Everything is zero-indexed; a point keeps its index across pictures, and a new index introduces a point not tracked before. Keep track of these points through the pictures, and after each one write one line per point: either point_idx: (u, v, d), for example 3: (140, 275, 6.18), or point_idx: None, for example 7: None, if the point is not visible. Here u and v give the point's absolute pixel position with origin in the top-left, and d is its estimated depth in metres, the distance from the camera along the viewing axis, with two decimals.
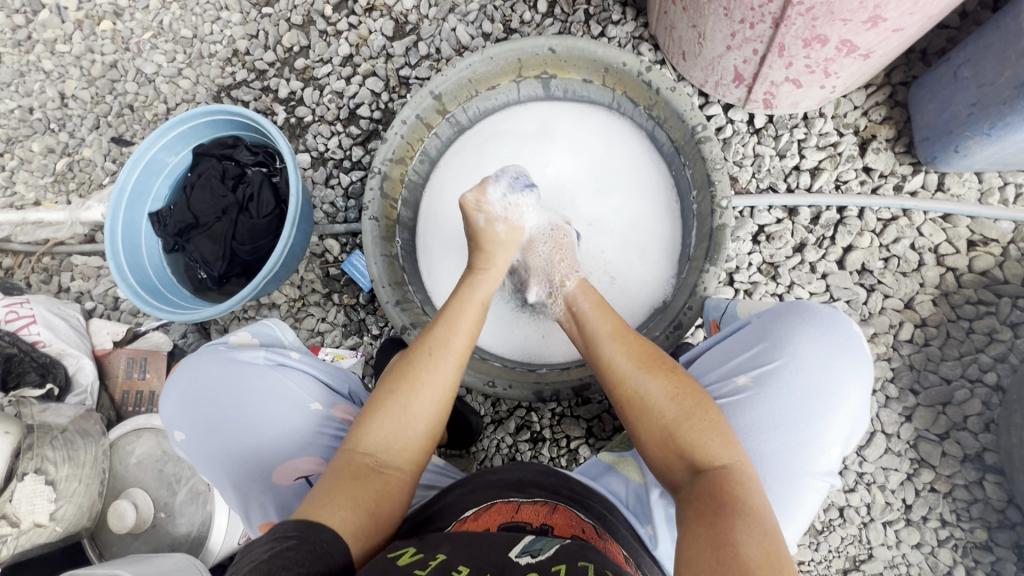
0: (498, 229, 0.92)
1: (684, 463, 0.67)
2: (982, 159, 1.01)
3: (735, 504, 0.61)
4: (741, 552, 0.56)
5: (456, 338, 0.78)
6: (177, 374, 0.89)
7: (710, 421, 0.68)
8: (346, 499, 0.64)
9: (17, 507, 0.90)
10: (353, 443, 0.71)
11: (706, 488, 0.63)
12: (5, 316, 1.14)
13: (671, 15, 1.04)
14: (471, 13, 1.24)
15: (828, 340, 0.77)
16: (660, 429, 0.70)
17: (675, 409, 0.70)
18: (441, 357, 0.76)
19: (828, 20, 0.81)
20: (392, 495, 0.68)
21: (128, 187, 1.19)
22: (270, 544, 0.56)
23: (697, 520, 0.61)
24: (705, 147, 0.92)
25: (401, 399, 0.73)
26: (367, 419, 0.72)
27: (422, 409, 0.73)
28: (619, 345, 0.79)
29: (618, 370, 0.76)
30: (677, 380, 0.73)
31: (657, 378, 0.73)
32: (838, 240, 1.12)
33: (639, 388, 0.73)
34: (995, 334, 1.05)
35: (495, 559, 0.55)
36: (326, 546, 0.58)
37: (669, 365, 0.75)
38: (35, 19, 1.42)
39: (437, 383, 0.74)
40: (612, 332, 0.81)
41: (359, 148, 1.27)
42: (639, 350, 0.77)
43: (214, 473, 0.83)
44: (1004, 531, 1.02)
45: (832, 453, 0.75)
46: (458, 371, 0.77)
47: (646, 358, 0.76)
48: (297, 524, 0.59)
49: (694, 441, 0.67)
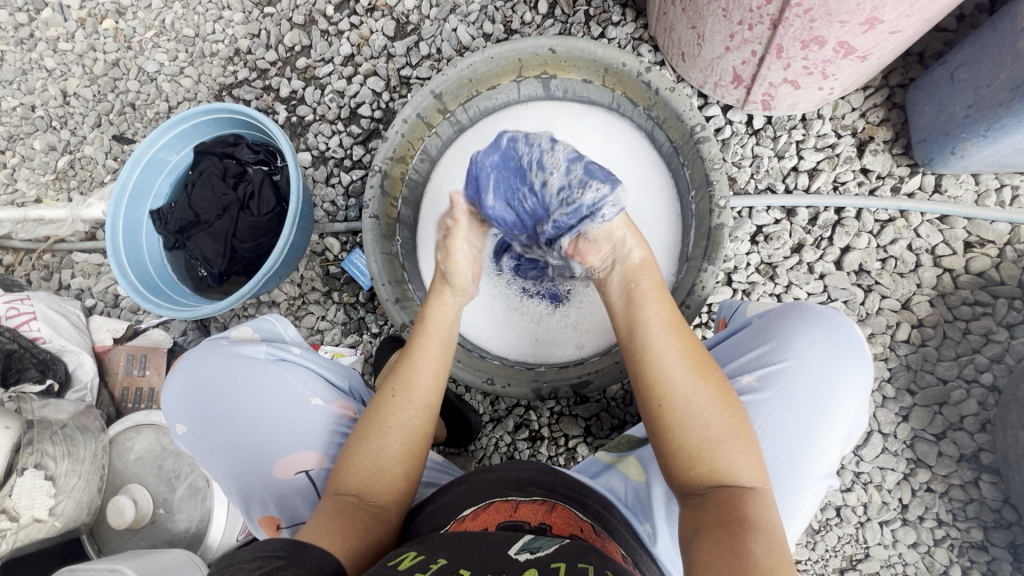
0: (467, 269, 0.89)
1: (710, 476, 0.66)
2: (978, 161, 1.02)
3: (754, 520, 0.61)
4: (757, 562, 0.56)
5: (421, 375, 0.77)
6: (178, 367, 0.90)
7: (750, 446, 0.67)
8: (333, 532, 0.64)
9: (17, 501, 0.91)
10: (336, 487, 0.71)
11: (725, 502, 0.63)
12: (6, 312, 1.14)
13: (670, 16, 1.05)
14: (472, 13, 1.25)
15: (832, 343, 0.78)
16: (700, 434, 0.67)
17: (721, 425, 0.67)
18: (404, 398, 0.75)
19: (825, 22, 0.81)
20: (377, 522, 0.68)
21: (129, 185, 1.19)
22: (257, 563, 0.54)
23: (716, 526, 0.61)
24: (703, 147, 0.93)
25: (372, 443, 0.73)
26: (345, 464, 0.72)
27: (394, 446, 0.73)
28: (672, 339, 0.73)
29: (663, 363, 0.71)
30: (725, 393, 0.69)
31: (705, 381, 0.70)
32: (836, 241, 1.12)
33: (687, 390, 0.69)
34: (991, 335, 1.06)
35: (496, 559, 0.55)
36: (316, 560, 0.58)
37: (718, 374, 0.71)
38: (38, 17, 1.42)
39: (404, 424, 0.74)
40: (665, 323, 0.75)
41: (360, 147, 1.28)
42: (692, 349, 0.73)
43: (215, 467, 0.84)
44: (1000, 531, 1.02)
45: (831, 454, 0.75)
46: (428, 411, 0.76)
47: (697, 360, 0.71)
48: (285, 544, 0.57)
49: (728, 463, 0.65)
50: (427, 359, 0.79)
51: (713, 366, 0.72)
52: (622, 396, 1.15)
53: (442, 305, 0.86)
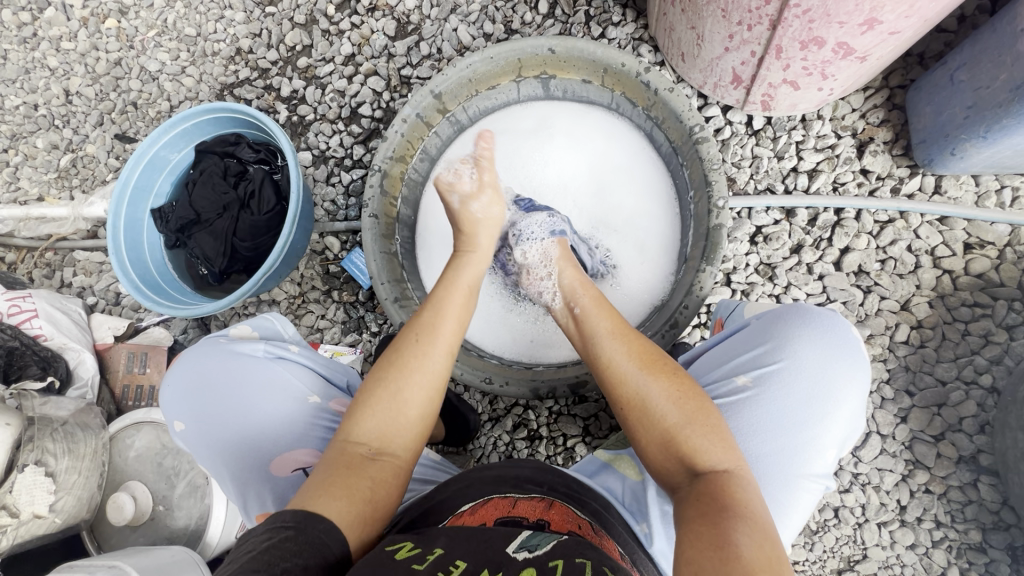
0: (473, 209, 0.94)
1: (683, 462, 0.67)
2: (978, 162, 1.02)
3: (737, 508, 0.61)
4: (737, 553, 0.56)
5: (443, 324, 0.79)
6: (177, 365, 0.90)
7: (710, 427, 0.68)
8: (344, 491, 0.64)
9: (17, 497, 0.91)
10: (345, 436, 0.71)
11: (703, 491, 0.63)
12: (8, 310, 1.14)
13: (670, 16, 1.05)
14: (473, 13, 1.25)
15: (829, 345, 0.78)
16: (660, 428, 0.70)
17: (678, 412, 0.70)
18: (427, 344, 0.77)
19: (824, 22, 0.81)
20: (388, 480, 0.69)
21: (131, 183, 1.20)
22: (267, 534, 0.56)
23: (697, 519, 0.61)
24: (703, 147, 0.93)
25: (389, 387, 0.73)
26: (359, 411, 0.72)
27: (412, 398, 0.73)
28: (620, 344, 0.78)
29: (617, 370, 0.75)
30: (682, 383, 0.72)
31: (656, 378, 0.73)
32: (835, 242, 1.12)
33: (640, 389, 0.72)
34: (991, 336, 1.06)
35: (494, 554, 0.55)
36: (324, 537, 0.58)
37: (670, 368, 0.74)
38: (41, 17, 1.43)
39: (424, 370, 0.75)
40: (613, 330, 0.80)
41: (361, 146, 1.28)
42: (639, 350, 0.77)
43: (213, 465, 0.84)
44: (999, 532, 1.02)
45: (827, 455, 0.76)
46: (448, 356, 0.78)
47: (648, 359, 0.75)
48: (295, 515, 0.59)
49: (696, 446, 0.67)
50: (454, 302, 0.82)
51: (663, 361, 0.75)
52: None
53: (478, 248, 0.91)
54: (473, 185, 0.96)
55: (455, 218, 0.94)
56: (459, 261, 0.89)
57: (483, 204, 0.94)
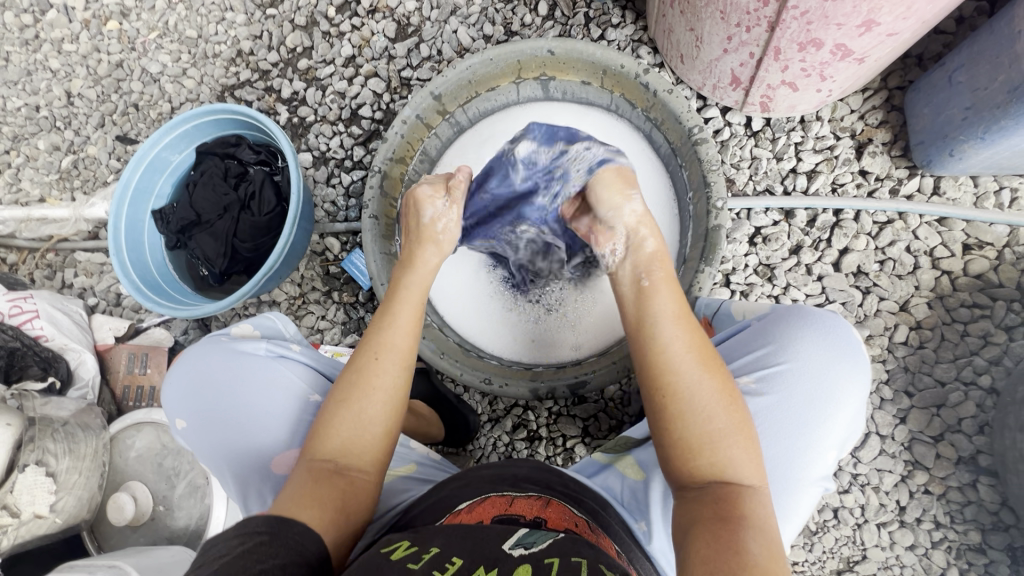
0: (438, 227, 0.87)
1: (707, 471, 0.66)
2: (976, 164, 1.02)
3: (750, 521, 0.61)
4: (755, 561, 0.57)
5: (397, 334, 0.77)
6: (179, 362, 0.90)
7: (750, 441, 0.67)
8: (314, 501, 0.65)
9: (18, 497, 0.92)
10: (313, 451, 0.70)
11: (723, 497, 0.64)
12: (9, 310, 1.15)
13: (669, 18, 1.05)
14: (473, 15, 1.25)
15: (832, 347, 0.78)
16: (702, 428, 0.67)
17: (723, 420, 0.67)
18: (385, 358, 0.75)
19: (822, 24, 0.82)
20: (357, 496, 0.68)
21: (132, 184, 1.20)
22: (240, 539, 0.57)
23: (713, 521, 0.61)
24: (702, 148, 0.93)
25: (352, 406, 0.71)
26: (323, 429, 0.71)
27: (375, 408, 0.72)
28: (681, 332, 0.72)
29: (671, 359, 0.70)
30: (729, 389, 0.69)
31: (711, 378, 0.69)
32: (834, 243, 1.13)
33: (693, 386, 0.68)
34: (990, 337, 1.06)
35: (490, 550, 0.56)
36: (299, 538, 0.60)
37: (724, 371, 0.70)
38: (43, 19, 1.44)
39: (385, 385, 0.73)
40: (676, 316, 0.74)
41: (361, 147, 1.29)
42: (697, 342, 0.72)
43: (214, 463, 0.85)
44: (998, 533, 1.02)
45: (827, 457, 0.76)
46: (407, 368, 0.76)
47: (705, 356, 0.71)
48: (268, 520, 0.60)
49: (727, 457, 0.65)
50: (404, 317, 0.79)
51: (718, 361, 0.71)
52: (620, 396, 1.15)
53: (425, 265, 0.85)
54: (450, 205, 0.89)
55: (419, 227, 0.88)
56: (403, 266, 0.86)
57: (445, 224, 0.87)
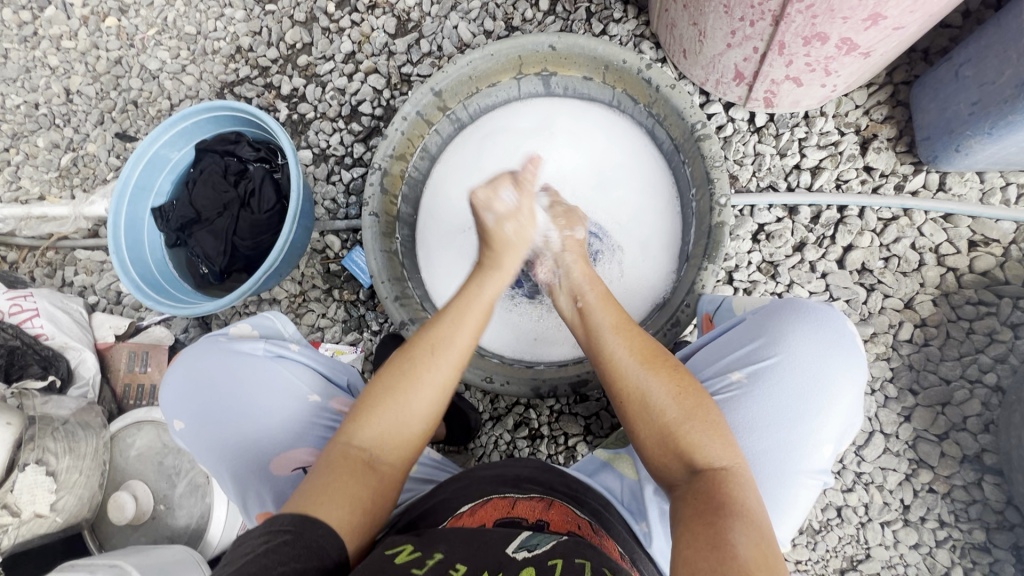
0: (508, 231, 0.86)
1: (681, 461, 0.67)
2: (983, 159, 1.01)
3: (734, 506, 0.61)
4: (734, 551, 0.56)
5: (459, 334, 0.76)
6: (178, 364, 0.90)
7: (710, 424, 0.68)
8: (345, 499, 0.64)
9: (18, 497, 0.92)
10: (347, 437, 0.69)
11: (702, 489, 0.63)
12: (9, 309, 1.15)
13: (672, 13, 1.04)
14: (473, 10, 1.24)
15: (823, 340, 0.78)
16: (659, 424, 0.69)
17: (677, 408, 0.69)
18: (441, 356, 0.74)
19: (827, 18, 0.80)
20: (385, 493, 0.68)
21: (131, 182, 1.19)
22: (264, 538, 0.56)
23: (695, 518, 0.61)
24: (705, 145, 0.92)
25: (398, 399, 0.71)
26: (363, 416, 0.70)
27: (420, 406, 0.71)
28: (621, 339, 0.76)
29: (616, 365, 0.74)
30: (682, 379, 0.72)
31: (655, 375, 0.72)
32: (838, 239, 1.11)
33: (641, 386, 0.71)
34: (996, 335, 1.05)
35: (493, 555, 0.55)
36: (322, 540, 0.58)
37: (672, 364, 0.73)
38: (42, 15, 1.43)
39: (434, 382, 0.72)
40: (615, 325, 0.79)
41: (361, 144, 1.28)
42: (638, 345, 0.75)
43: (213, 464, 0.84)
44: (1003, 532, 1.02)
45: (823, 450, 0.75)
46: (459, 369, 0.75)
47: (648, 353, 0.74)
48: (293, 518, 0.59)
49: (695, 442, 0.67)
50: (471, 318, 0.78)
51: (666, 358, 0.74)
52: None
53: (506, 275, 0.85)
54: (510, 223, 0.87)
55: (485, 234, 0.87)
56: (480, 273, 0.84)
57: (518, 225, 0.86)
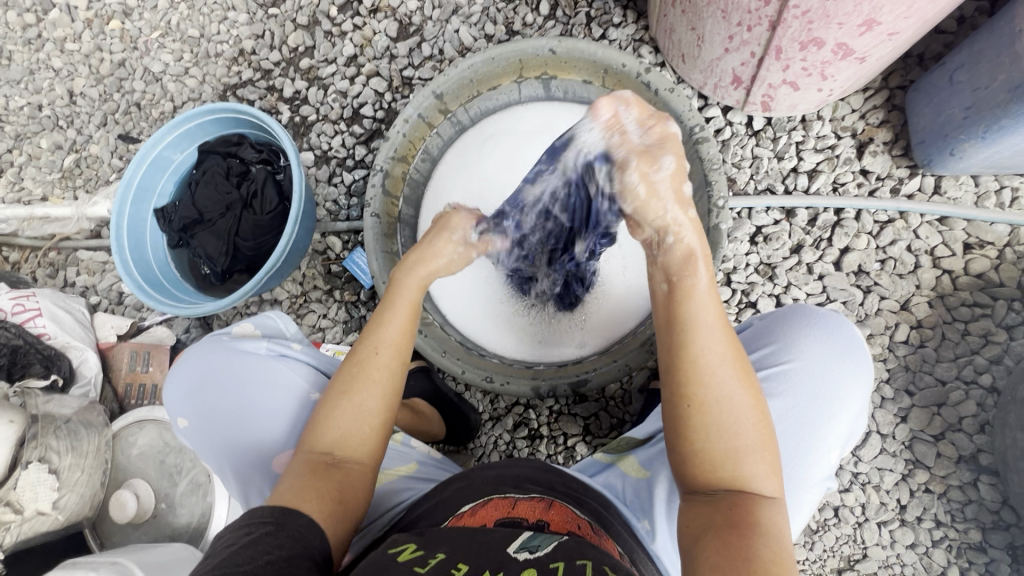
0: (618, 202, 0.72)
1: (722, 482, 0.65)
2: (977, 163, 1.02)
3: (761, 527, 0.61)
4: (763, 566, 0.57)
5: (393, 327, 0.76)
6: (181, 363, 0.91)
7: (772, 457, 0.67)
8: (312, 493, 0.65)
9: (20, 494, 0.93)
10: (312, 443, 0.70)
11: (730, 503, 0.63)
12: (12, 308, 1.15)
13: (670, 18, 1.05)
14: (474, 15, 1.26)
15: (835, 346, 0.79)
16: (727, 441, 0.65)
17: (747, 434, 0.66)
18: (381, 353, 0.74)
19: (823, 23, 0.82)
20: (355, 485, 0.69)
21: (135, 183, 1.21)
22: (247, 530, 0.59)
23: (724, 527, 0.61)
24: (703, 148, 0.94)
25: (352, 398, 0.71)
26: (322, 420, 0.71)
27: (371, 404, 0.72)
28: (720, 331, 0.68)
29: (702, 364, 0.67)
30: (757, 401, 0.67)
31: (741, 390, 0.67)
32: (835, 241, 1.13)
33: (725, 400, 0.66)
34: (990, 336, 1.06)
35: (495, 554, 0.56)
36: (304, 530, 0.61)
37: (754, 380, 0.68)
38: (46, 18, 1.44)
39: (381, 379, 0.73)
40: (712, 318, 0.69)
41: (363, 146, 1.29)
42: (731, 346, 0.68)
43: (217, 462, 0.85)
44: (998, 532, 1.02)
45: (830, 456, 0.77)
46: (401, 363, 0.75)
47: (738, 362, 0.68)
48: (273, 511, 0.62)
49: (747, 473, 0.65)
50: (403, 313, 0.77)
51: (749, 368, 0.69)
52: (621, 395, 1.15)
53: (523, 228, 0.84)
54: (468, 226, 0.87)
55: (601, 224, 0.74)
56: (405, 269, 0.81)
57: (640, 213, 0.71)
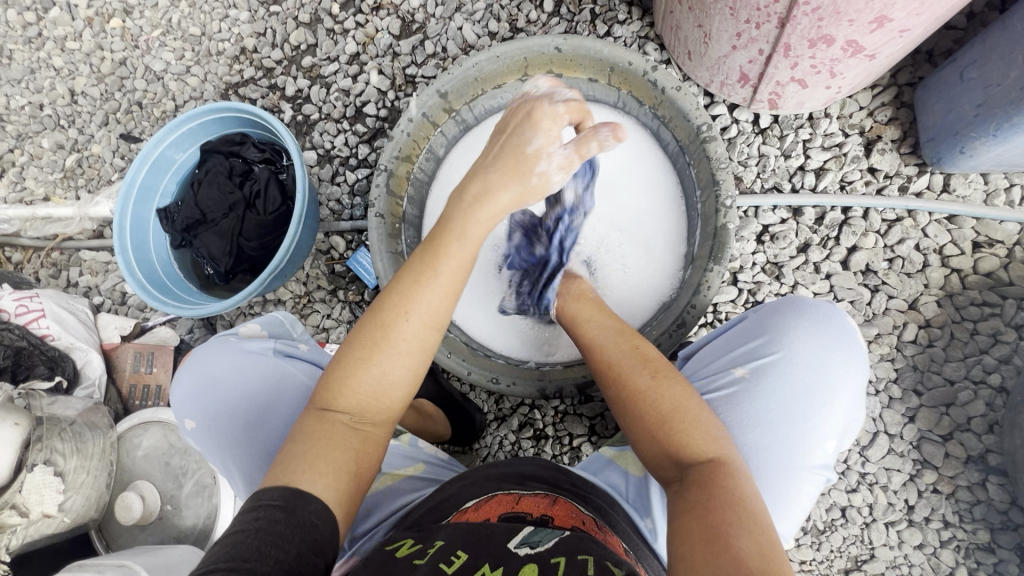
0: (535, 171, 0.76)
1: (671, 458, 0.68)
2: (987, 161, 1.01)
3: (723, 496, 0.61)
4: (735, 546, 0.56)
5: (436, 286, 0.69)
6: (187, 363, 0.90)
7: (702, 420, 0.69)
8: (317, 466, 0.62)
9: (27, 497, 0.92)
10: (324, 405, 0.66)
11: (696, 481, 0.64)
12: (15, 309, 1.15)
13: (677, 14, 1.04)
14: (477, 12, 1.24)
15: (825, 337, 0.78)
16: (651, 418, 0.70)
17: (667, 404, 0.70)
18: (414, 316, 0.67)
19: (833, 20, 0.81)
20: (368, 458, 0.65)
21: (137, 183, 1.20)
22: (255, 514, 0.56)
23: (692, 510, 0.61)
24: (710, 147, 0.93)
25: (374, 365, 0.66)
26: (339, 383, 0.66)
27: (401, 369, 0.67)
28: (618, 338, 0.80)
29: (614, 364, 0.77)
30: (671, 378, 0.74)
31: (649, 373, 0.74)
32: (843, 240, 1.12)
33: (632, 381, 0.74)
34: (999, 336, 1.05)
35: (495, 547, 0.56)
36: (314, 517, 0.58)
37: (663, 363, 0.76)
38: (46, 17, 1.43)
39: (407, 341, 0.67)
40: (611, 330, 0.83)
41: (366, 145, 1.28)
42: (633, 344, 0.79)
43: (223, 462, 0.85)
44: (1006, 532, 1.02)
45: (826, 447, 0.76)
46: (437, 327, 0.69)
47: (641, 354, 0.77)
48: (282, 493, 0.58)
49: (686, 439, 0.67)
50: (449, 266, 0.70)
51: (658, 358, 0.77)
52: None
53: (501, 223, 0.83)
54: (567, 176, 0.77)
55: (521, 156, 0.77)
56: (461, 210, 0.73)
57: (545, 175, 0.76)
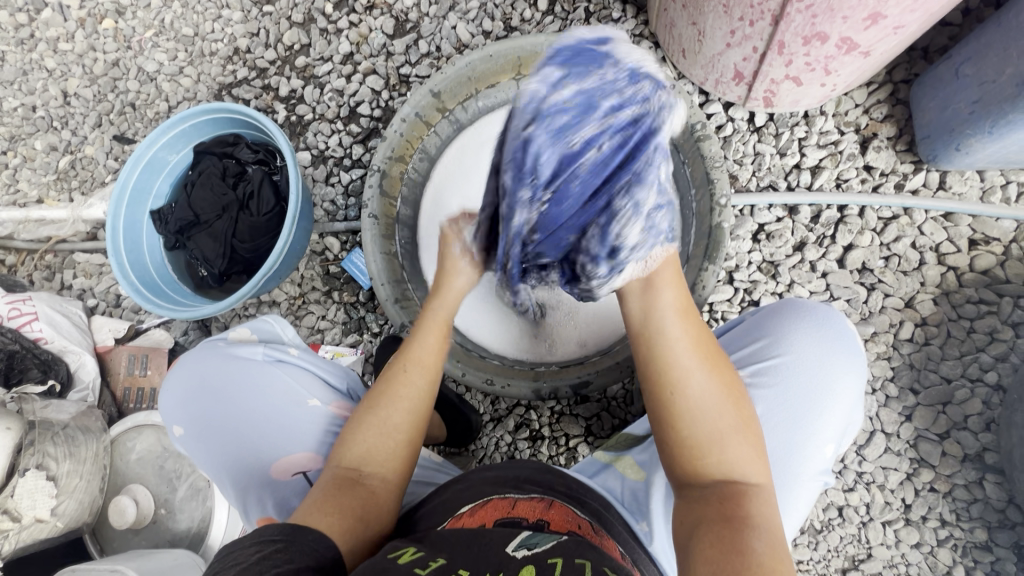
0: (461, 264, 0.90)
1: (712, 475, 0.67)
2: (983, 158, 1.00)
3: (753, 518, 0.62)
4: (758, 559, 0.57)
5: (420, 349, 0.81)
6: (176, 370, 0.90)
7: (750, 440, 0.68)
8: (334, 508, 0.65)
9: (18, 502, 0.92)
10: (338, 459, 0.72)
11: (727, 501, 0.64)
12: (8, 313, 1.14)
13: (671, 13, 1.04)
14: (471, 11, 1.24)
15: (822, 339, 0.78)
16: (704, 431, 0.68)
17: (722, 418, 0.68)
18: (411, 372, 0.78)
19: (827, 17, 0.80)
20: (380, 503, 0.68)
21: (130, 185, 1.19)
22: (257, 547, 0.55)
23: (717, 522, 0.61)
24: (705, 145, 0.92)
25: (377, 416, 0.74)
26: (349, 436, 0.73)
27: (399, 418, 0.74)
28: (686, 327, 0.74)
29: (675, 362, 0.71)
30: (729, 383, 0.70)
31: (710, 377, 0.70)
32: (839, 239, 1.11)
33: (689, 384, 0.70)
34: (996, 333, 1.05)
35: (493, 555, 0.55)
36: (314, 543, 0.59)
37: (724, 365, 0.72)
38: (38, 18, 1.42)
39: (411, 393, 0.76)
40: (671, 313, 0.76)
41: (360, 146, 1.27)
42: (695, 338, 0.74)
43: (214, 470, 0.84)
44: (1004, 531, 1.02)
45: (824, 450, 0.75)
46: (432, 382, 0.79)
47: (705, 351, 0.72)
48: (284, 527, 0.59)
49: (726, 454, 0.67)
50: (430, 335, 0.83)
51: (721, 360, 0.72)
52: (623, 395, 1.14)
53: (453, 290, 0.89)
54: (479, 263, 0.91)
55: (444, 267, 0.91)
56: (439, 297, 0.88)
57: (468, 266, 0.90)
